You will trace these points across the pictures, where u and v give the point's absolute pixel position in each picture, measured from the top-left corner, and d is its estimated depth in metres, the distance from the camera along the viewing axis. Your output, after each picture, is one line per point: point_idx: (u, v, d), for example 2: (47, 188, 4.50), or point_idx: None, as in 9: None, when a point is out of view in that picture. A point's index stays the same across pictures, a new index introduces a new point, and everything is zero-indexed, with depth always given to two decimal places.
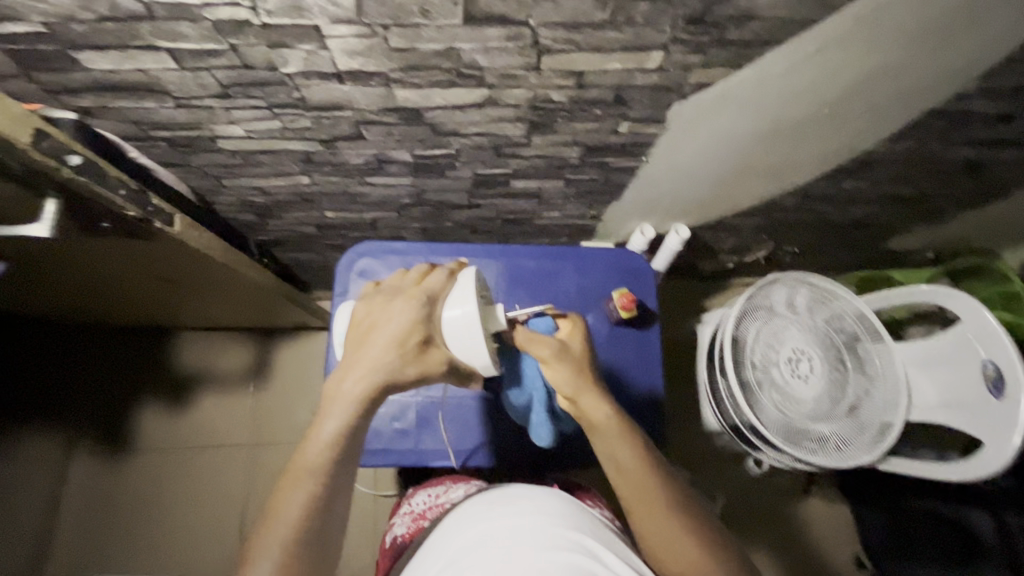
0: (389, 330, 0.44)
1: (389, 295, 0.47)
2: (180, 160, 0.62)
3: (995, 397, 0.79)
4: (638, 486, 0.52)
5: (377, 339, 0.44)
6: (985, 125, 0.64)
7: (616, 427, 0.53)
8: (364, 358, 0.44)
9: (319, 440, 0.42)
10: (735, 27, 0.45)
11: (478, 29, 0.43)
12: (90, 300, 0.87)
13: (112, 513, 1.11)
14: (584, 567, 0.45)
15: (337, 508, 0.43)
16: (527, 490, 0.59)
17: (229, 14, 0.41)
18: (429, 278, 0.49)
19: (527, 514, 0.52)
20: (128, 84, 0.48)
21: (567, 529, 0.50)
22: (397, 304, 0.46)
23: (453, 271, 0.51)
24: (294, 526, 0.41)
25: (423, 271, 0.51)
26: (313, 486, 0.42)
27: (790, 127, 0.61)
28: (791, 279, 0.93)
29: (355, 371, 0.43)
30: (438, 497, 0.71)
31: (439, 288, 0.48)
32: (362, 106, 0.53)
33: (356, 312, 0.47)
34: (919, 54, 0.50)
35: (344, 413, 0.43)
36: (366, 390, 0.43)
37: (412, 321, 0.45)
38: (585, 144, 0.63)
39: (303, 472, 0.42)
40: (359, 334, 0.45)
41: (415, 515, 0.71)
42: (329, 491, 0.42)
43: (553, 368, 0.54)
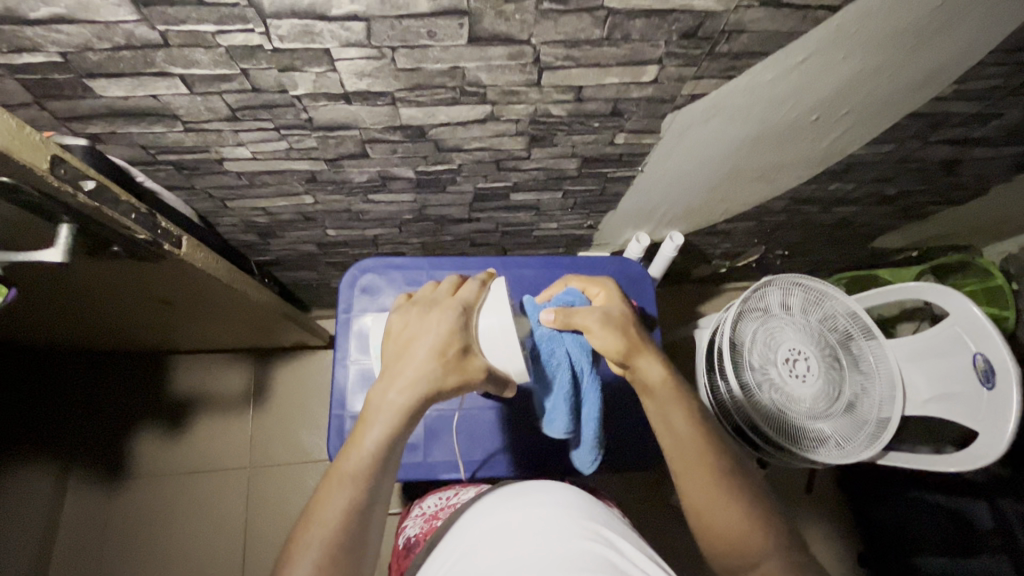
0: (428, 341, 0.46)
1: (425, 306, 0.49)
2: (186, 183, 0.63)
3: (986, 388, 0.81)
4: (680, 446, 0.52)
5: (419, 351, 0.46)
6: (962, 126, 0.67)
7: (670, 386, 0.55)
8: (408, 368, 0.45)
9: (366, 445, 0.44)
10: (726, 40, 0.47)
11: (482, 49, 0.45)
12: (91, 325, 0.86)
13: (112, 544, 1.08)
14: (606, 557, 0.48)
15: (376, 514, 0.44)
16: (542, 483, 0.60)
17: (242, 40, 0.42)
18: (462, 289, 0.51)
19: (544, 505, 0.54)
20: (139, 110, 0.49)
21: (584, 519, 0.52)
22: (433, 314, 0.48)
23: (484, 282, 0.52)
24: (334, 527, 0.41)
25: (454, 282, 0.52)
26: (357, 490, 0.42)
27: (779, 133, 0.63)
28: (784, 281, 0.95)
29: (399, 382, 0.45)
30: (448, 498, 0.71)
31: (472, 296, 0.50)
32: (367, 125, 0.55)
33: (392, 323, 0.49)
34: (897, 61, 0.53)
35: (391, 420, 0.44)
36: (412, 399, 0.44)
37: (450, 331, 0.47)
38: (583, 156, 0.65)
39: (346, 476, 0.43)
40: (399, 346, 0.47)
41: (426, 517, 0.71)
42: (371, 496, 0.43)
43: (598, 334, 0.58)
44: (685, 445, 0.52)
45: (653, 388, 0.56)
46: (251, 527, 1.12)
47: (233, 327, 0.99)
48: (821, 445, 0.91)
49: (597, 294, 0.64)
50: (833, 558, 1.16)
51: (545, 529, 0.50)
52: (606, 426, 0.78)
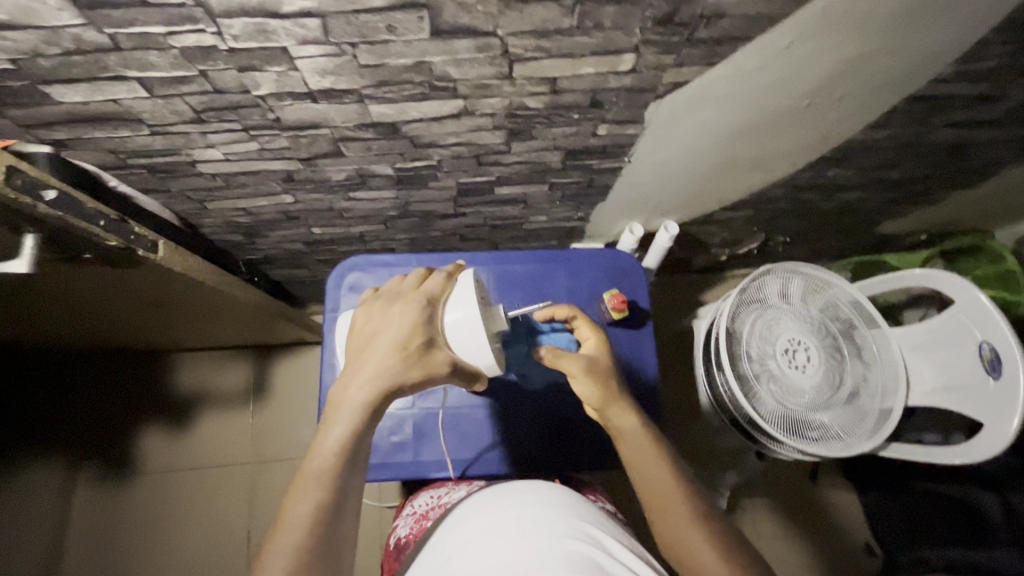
0: (391, 335, 0.45)
1: (388, 300, 0.48)
2: (162, 186, 0.62)
3: (991, 378, 0.79)
4: (653, 496, 0.53)
5: (379, 345, 0.45)
6: (966, 108, 0.64)
7: (642, 436, 0.57)
8: (369, 362, 0.44)
9: (328, 443, 0.43)
10: (705, 26, 0.45)
11: (447, 42, 0.43)
12: (82, 327, 0.87)
13: (116, 541, 1.10)
14: (589, 555, 0.47)
15: (347, 515, 0.43)
16: (527, 482, 0.59)
17: (195, 41, 0.40)
18: (428, 281, 0.50)
19: (529, 504, 0.53)
20: (101, 115, 0.48)
21: (568, 517, 0.51)
22: (397, 309, 0.47)
23: (451, 273, 0.51)
24: (304, 531, 0.40)
25: (421, 275, 0.51)
26: (323, 491, 0.42)
27: (769, 120, 0.60)
28: (783, 270, 0.93)
29: (359, 377, 0.44)
30: (440, 497, 0.70)
31: (438, 289, 0.49)
32: (338, 123, 0.53)
33: (356, 318, 0.48)
34: (893, 42, 0.50)
35: (352, 418, 0.43)
36: (371, 394, 0.43)
37: (413, 323, 0.46)
38: (566, 149, 0.63)
39: (311, 476, 0.42)
40: (360, 341, 0.46)
41: (418, 516, 0.70)
42: (339, 495, 0.42)
43: (579, 382, 0.60)
44: (664, 493, 0.53)
45: (627, 439, 0.57)
46: (255, 521, 1.13)
47: (227, 326, 0.99)
48: (823, 438, 0.88)
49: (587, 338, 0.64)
50: (835, 547, 1.15)
51: (528, 528, 0.49)
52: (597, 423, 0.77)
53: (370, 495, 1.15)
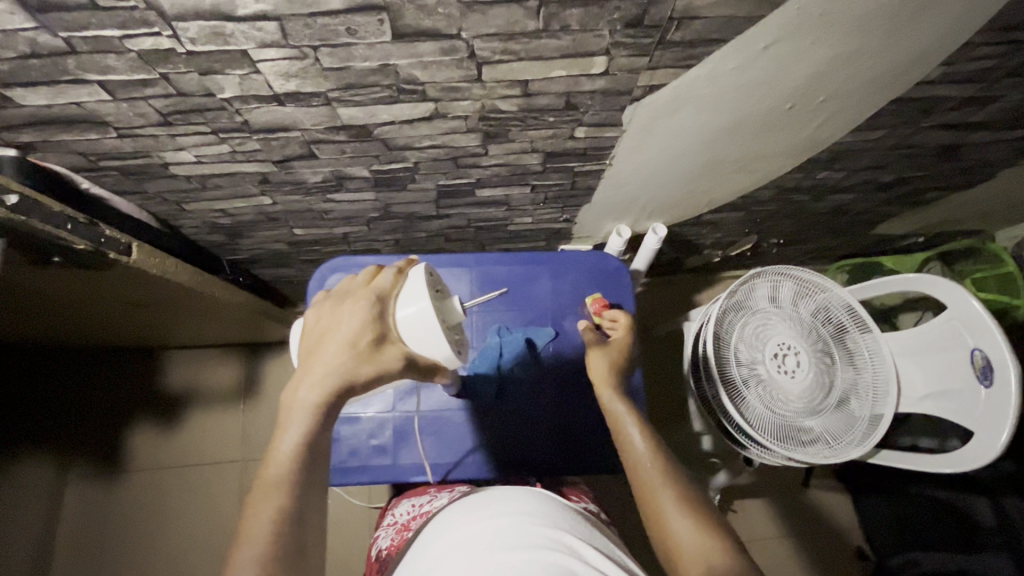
0: (340, 334, 0.44)
1: (337, 299, 0.47)
2: (137, 187, 0.61)
3: (983, 386, 0.77)
4: (635, 465, 0.57)
5: (329, 346, 0.44)
6: (957, 110, 0.62)
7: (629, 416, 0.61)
8: (317, 364, 0.44)
9: (282, 449, 0.42)
10: (676, 28, 0.43)
11: (410, 45, 0.42)
12: (68, 325, 0.87)
13: (107, 536, 1.11)
14: (558, 560, 0.45)
15: (312, 519, 0.42)
16: (513, 492, 0.58)
17: (152, 44, 0.40)
18: (379, 277, 0.48)
19: (504, 513, 0.52)
20: (66, 118, 0.48)
21: (543, 526, 0.50)
22: (346, 307, 0.46)
23: (401, 268, 0.49)
24: (267, 541, 0.40)
25: (372, 271, 0.49)
26: (283, 497, 0.41)
27: (751, 123, 0.59)
28: (773, 273, 0.92)
29: (309, 380, 0.43)
30: (422, 506, 0.69)
31: (387, 285, 0.47)
32: (308, 126, 0.52)
33: (307, 321, 0.47)
34: (875, 43, 0.48)
35: (304, 420, 0.43)
36: (322, 395, 0.43)
37: (363, 321, 0.45)
38: (545, 151, 0.62)
39: (270, 484, 0.42)
40: (311, 342, 0.45)
41: (399, 527, 0.69)
42: (301, 500, 0.42)
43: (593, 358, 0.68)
44: (646, 475, 0.55)
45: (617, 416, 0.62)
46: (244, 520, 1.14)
47: (214, 325, 0.99)
48: (812, 443, 0.87)
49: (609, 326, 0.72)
50: (826, 552, 1.14)
51: (497, 537, 0.48)
52: (579, 428, 0.76)
53: (359, 495, 1.16)
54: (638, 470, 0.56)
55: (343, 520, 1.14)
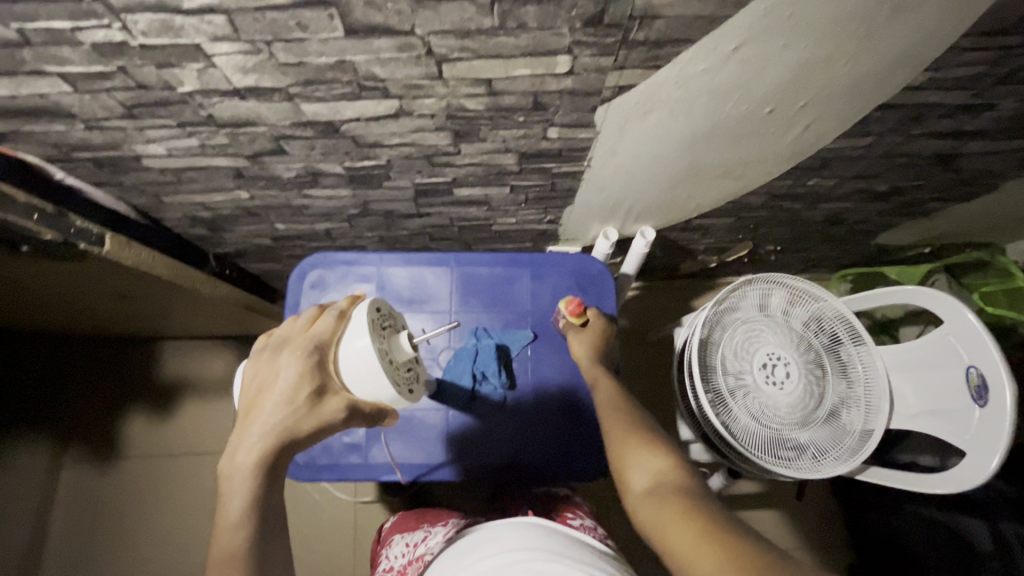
0: (276, 391, 0.42)
1: (274, 350, 0.45)
2: (112, 180, 0.62)
3: (978, 406, 0.74)
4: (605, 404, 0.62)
5: (266, 403, 0.42)
6: (950, 117, 0.60)
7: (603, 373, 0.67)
8: (255, 424, 0.41)
9: (229, 520, 0.40)
10: (638, 27, 0.42)
11: (364, 41, 0.42)
12: (59, 313, 0.88)
13: (99, 519, 1.13)
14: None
15: None
16: (501, 529, 0.54)
17: (104, 36, 0.40)
18: (318, 321, 0.46)
19: (490, 553, 0.49)
20: (31, 108, 0.48)
21: (529, 557, 0.47)
22: (283, 358, 0.44)
23: (344, 311, 0.46)
24: None
25: (314, 313, 0.47)
26: (239, 572, 0.39)
27: (730, 127, 0.57)
28: (765, 280, 0.89)
29: (245, 443, 0.41)
30: (415, 548, 0.67)
31: (328, 331, 0.45)
32: (274, 121, 0.52)
33: (243, 376, 0.45)
34: (849, 45, 0.46)
35: (245, 487, 0.41)
36: (261, 457, 0.41)
37: (300, 373, 0.43)
38: (519, 151, 0.61)
39: (223, 560, 0.40)
40: (247, 402, 0.43)
41: (394, 573, 0.67)
42: (258, 565, 0.40)
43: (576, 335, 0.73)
44: (614, 415, 0.60)
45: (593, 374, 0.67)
46: None
47: (203, 318, 1.00)
48: (799, 455, 0.85)
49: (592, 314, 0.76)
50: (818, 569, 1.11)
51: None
52: (556, 433, 0.75)
53: (345, 489, 1.16)
54: (603, 410, 0.61)
55: (329, 515, 1.14)
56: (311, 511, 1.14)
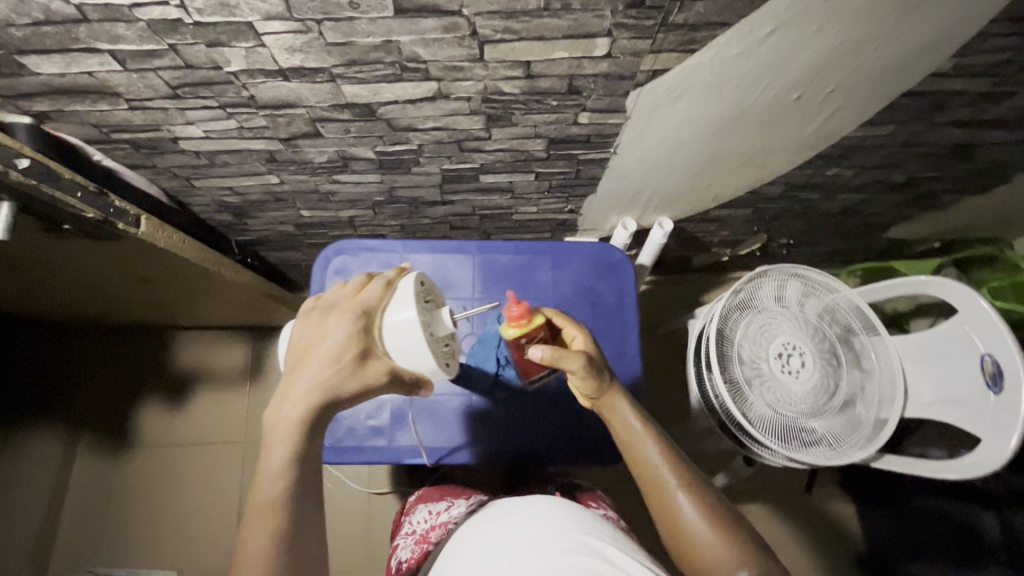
0: (324, 349, 0.43)
1: (323, 312, 0.45)
2: (147, 162, 0.63)
3: (992, 392, 0.75)
4: (646, 470, 0.56)
5: (313, 361, 0.42)
6: (969, 106, 0.61)
7: (635, 425, 0.57)
8: (301, 380, 0.42)
9: (271, 470, 0.41)
10: (679, 10, 0.43)
11: (412, 21, 0.43)
12: (82, 300, 0.89)
13: (113, 509, 1.13)
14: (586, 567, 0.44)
15: (309, 537, 0.41)
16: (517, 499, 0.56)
17: (160, 13, 0.41)
18: (366, 289, 0.47)
19: (523, 523, 0.50)
20: (79, 87, 0.49)
21: (566, 530, 0.48)
22: (331, 320, 0.44)
23: (390, 280, 0.48)
24: (266, 567, 0.39)
25: (362, 281, 0.48)
26: (278, 522, 0.40)
27: (757, 113, 0.58)
28: (780, 272, 0.91)
29: (292, 395, 0.42)
30: (439, 515, 0.68)
31: (376, 299, 0.46)
32: (313, 103, 0.53)
33: (291, 333, 0.45)
34: (880, 29, 0.47)
35: (290, 438, 0.41)
36: (308, 410, 0.41)
37: (347, 335, 0.43)
38: (549, 137, 0.62)
39: (262, 510, 0.40)
40: (294, 357, 0.43)
41: (417, 538, 0.67)
42: (296, 517, 0.41)
43: (578, 377, 0.57)
44: (662, 489, 0.54)
45: (621, 425, 0.58)
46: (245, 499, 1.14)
47: (222, 306, 1.01)
48: (816, 445, 0.85)
49: (576, 335, 0.61)
50: None
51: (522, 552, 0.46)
52: (577, 418, 0.76)
53: (359, 480, 1.16)
54: (657, 481, 0.55)
55: (343, 505, 1.15)
56: (325, 501, 1.15)
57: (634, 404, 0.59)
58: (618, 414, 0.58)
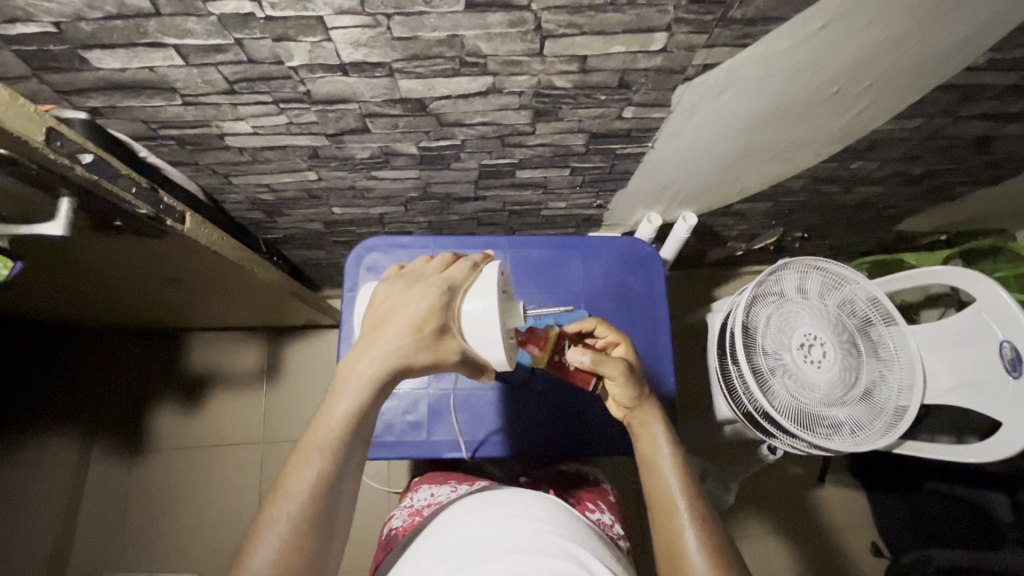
0: (406, 316, 0.44)
1: (409, 281, 0.47)
2: (190, 159, 0.63)
3: (1012, 376, 0.77)
4: (655, 488, 0.54)
5: (394, 324, 0.43)
6: (995, 100, 0.63)
7: (663, 440, 0.57)
8: (382, 340, 0.43)
9: (334, 418, 0.42)
10: (739, 5, 0.45)
11: (481, 16, 0.44)
12: (105, 301, 0.88)
13: (128, 516, 1.10)
14: (563, 571, 0.41)
15: (344, 492, 0.43)
16: (527, 492, 0.54)
17: (234, 7, 0.41)
18: (451, 267, 0.48)
19: (511, 515, 0.48)
20: (136, 82, 0.49)
21: (552, 534, 0.46)
22: (415, 291, 0.45)
23: (475, 263, 0.49)
24: (301, 502, 0.40)
25: (446, 259, 0.49)
26: (321, 467, 0.41)
27: (796, 106, 0.60)
28: (802, 264, 0.92)
29: (370, 352, 0.43)
30: (439, 493, 0.68)
31: (461, 277, 0.47)
32: (366, 98, 0.53)
33: (375, 295, 0.47)
34: (925, 23, 0.49)
35: (358, 393, 0.42)
36: (380, 370, 0.42)
37: (431, 308, 0.44)
38: (590, 131, 0.63)
39: (313, 449, 0.42)
40: (376, 317, 0.45)
41: (413, 510, 0.68)
42: (340, 469, 0.42)
43: (615, 383, 0.57)
44: (666, 505, 0.52)
45: (644, 438, 0.58)
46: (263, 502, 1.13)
47: (245, 306, 1.00)
48: (837, 433, 0.86)
49: (615, 346, 0.63)
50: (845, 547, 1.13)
51: (501, 543, 0.43)
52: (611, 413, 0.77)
53: (379, 479, 1.15)
54: (667, 499, 0.52)
55: (363, 504, 1.14)
56: None
57: (665, 423, 0.59)
58: (645, 428, 0.58)
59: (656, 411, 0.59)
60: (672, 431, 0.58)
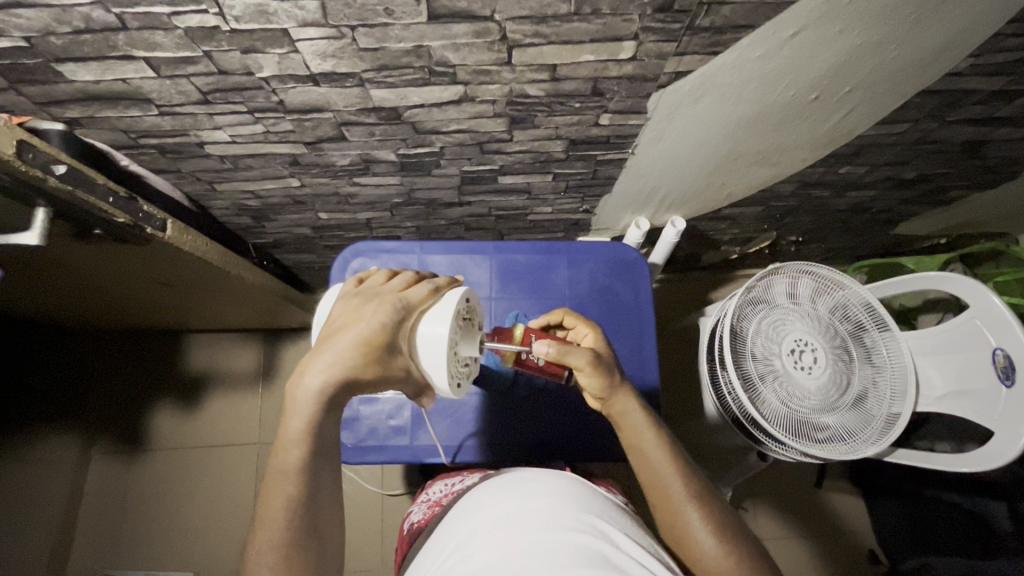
0: (357, 331, 0.42)
1: (366, 297, 0.46)
2: (172, 166, 0.64)
3: (1004, 385, 0.75)
4: (650, 470, 0.53)
5: (343, 339, 0.42)
6: (983, 103, 0.62)
7: (645, 420, 0.55)
8: (326, 352, 0.42)
9: (291, 440, 0.42)
10: (705, 13, 0.44)
11: (445, 26, 0.44)
12: (97, 304, 0.89)
13: (126, 516, 1.11)
14: (593, 545, 0.40)
15: (321, 504, 0.43)
16: (545, 471, 0.52)
17: (198, 21, 0.42)
18: (412, 288, 0.48)
19: (526, 495, 0.46)
20: (112, 93, 0.50)
21: (573, 507, 0.44)
22: (370, 307, 0.45)
23: (438, 288, 0.50)
24: (285, 524, 0.42)
25: (407, 280, 0.50)
26: (296, 487, 0.42)
27: (778, 110, 0.59)
28: (792, 269, 0.88)
29: (316, 365, 0.41)
30: (453, 484, 0.65)
31: (420, 298, 0.48)
32: (340, 107, 0.54)
33: (333, 311, 0.46)
34: (903, 28, 0.48)
35: (306, 410, 0.41)
36: (322, 387, 0.41)
37: (383, 323, 0.44)
38: (569, 138, 0.63)
39: (281, 473, 0.42)
40: (329, 332, 0.43)
41: (431, 503, 0.65)
42: (310, 486, 0.43)
43: (586, 376, 0.54)
44: (666, 486, 0.51)
45: (626, 424, 0.55)
46: None
47: (237, 308, 1.01)
48: (829, 441, 0.83)
49: (586, 334, 0.61)
50: (844, 554, 1.11)
51: (520, 524, 0.42)
52: (595, 418, 0.76)
53: (373, 480, 1.15)
54: (664, 482, 0.51)
55: (356, 506, 1.13)
56: None
57: (644, 403, 0.56)
58: (626, 413, 0.55)
59: (633, 389, 0.56)
60: (650, 408, 0.56)
